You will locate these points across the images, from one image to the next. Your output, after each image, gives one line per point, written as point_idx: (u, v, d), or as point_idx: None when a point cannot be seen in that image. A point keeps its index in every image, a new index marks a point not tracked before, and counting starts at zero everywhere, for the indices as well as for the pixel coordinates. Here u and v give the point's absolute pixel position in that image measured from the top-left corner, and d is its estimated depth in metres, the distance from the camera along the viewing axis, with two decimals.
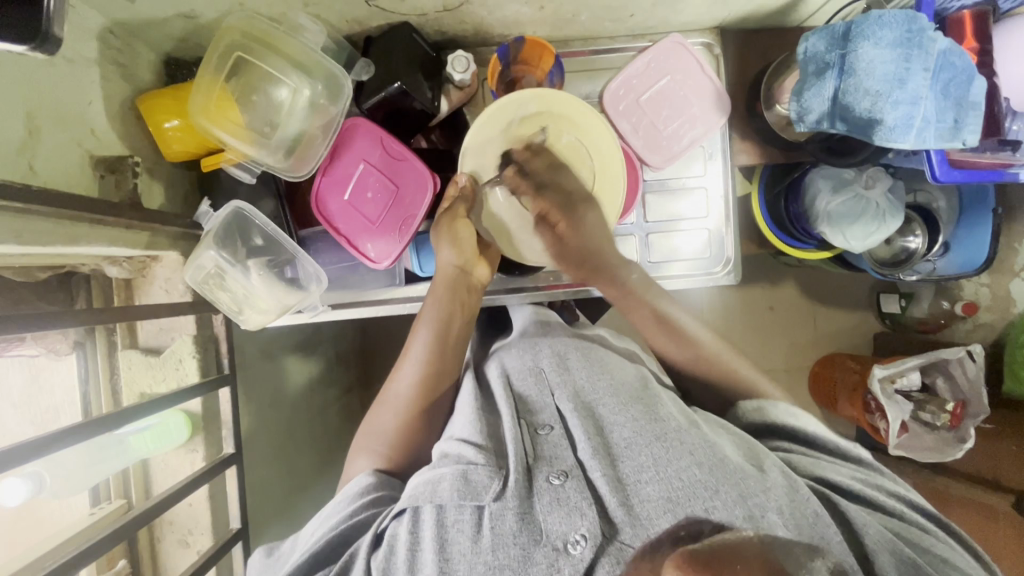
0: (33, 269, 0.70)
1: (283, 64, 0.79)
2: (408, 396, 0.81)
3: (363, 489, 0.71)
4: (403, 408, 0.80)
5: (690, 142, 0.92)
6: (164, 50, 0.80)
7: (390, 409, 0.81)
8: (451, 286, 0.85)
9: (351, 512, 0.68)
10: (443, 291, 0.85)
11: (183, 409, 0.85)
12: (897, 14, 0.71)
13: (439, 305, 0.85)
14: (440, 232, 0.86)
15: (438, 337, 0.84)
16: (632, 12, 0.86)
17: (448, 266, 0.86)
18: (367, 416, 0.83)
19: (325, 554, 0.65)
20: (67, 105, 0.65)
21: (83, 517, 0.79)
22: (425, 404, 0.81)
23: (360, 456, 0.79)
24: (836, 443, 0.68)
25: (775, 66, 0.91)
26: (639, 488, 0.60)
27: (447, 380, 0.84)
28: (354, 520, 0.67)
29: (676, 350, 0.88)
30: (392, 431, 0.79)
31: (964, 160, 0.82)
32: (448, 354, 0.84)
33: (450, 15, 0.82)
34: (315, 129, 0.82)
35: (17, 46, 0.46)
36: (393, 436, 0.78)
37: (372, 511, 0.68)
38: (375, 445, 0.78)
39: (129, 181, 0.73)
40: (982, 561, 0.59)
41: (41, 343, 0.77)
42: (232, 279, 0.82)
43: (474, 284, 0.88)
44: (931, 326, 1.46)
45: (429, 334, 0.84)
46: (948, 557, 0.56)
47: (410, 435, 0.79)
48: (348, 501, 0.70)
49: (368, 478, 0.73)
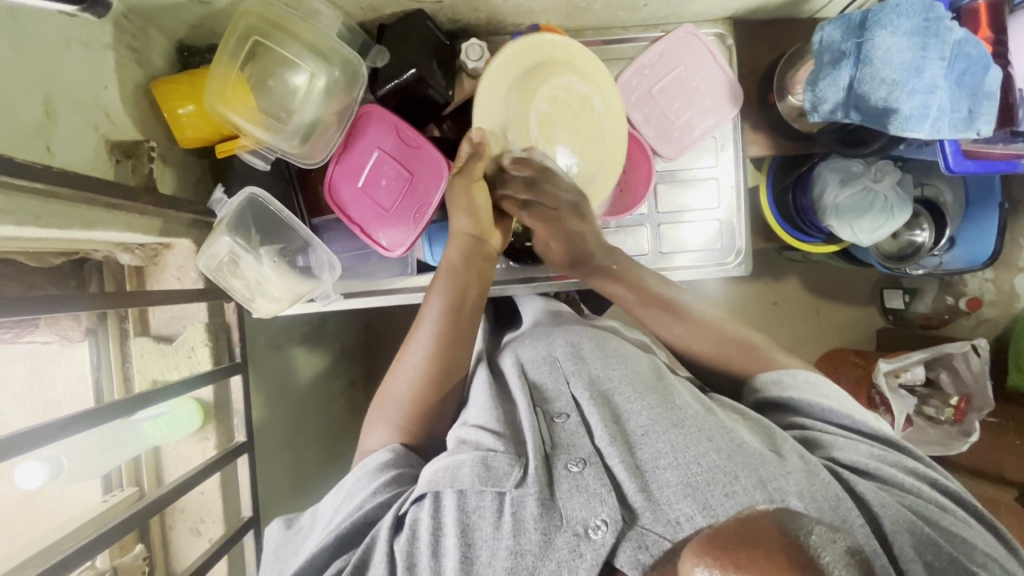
0: (47, 255, 0.70)
1: (299, 50, 0.79)
2: (423, 366, 0.79)
3: (383, 465, 0.71)
4: (419, 381, 0.78)
5: (702, 133, 0.92)
6: (177, 36, 0.79)
7: (405, 380, 0.79)
8: (466, 255, 0.83)
9: (374, 491, 0.67)
10: (460, 263, 0.82)
11: (195, 397, 0.85)
12: (914, 2, 0.71)
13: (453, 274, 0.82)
14: (457, 201, 0.82)
15: (452, 305, 0.81)
16: (646, 1, 0.86)
17: (463, 233, 0.83)
18: (381, 386, 0.82)
19: (349, 536, 0.65)
20: (83, 89, 0.65)
21: (97, 504, 0.79)
22: (442, 377, 0.79)
23: (374, 428, 0.78)
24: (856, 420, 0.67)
25: (787, 58, 0.91)
26: (658, 474, 0.60)
27: (462, 347, 0.81)
28: (376, 501, 0.66)
29: (683, 335, 0.85)
30: (412, 403, 0.77)
31: (978, 151, 0.82)
32: (465, 322, 0.81)
33: (465, 3, 0.82)
34: (330, 116, 0.82)
35: (68, 8, 0.45)
36: (412, 408, 0.77)
37: (394, 491, 0.68)
38: (392, 415, 0.77)
39: (146, 166, 0.73)
40: (1000, 537, 0.61)
41: (54, 329, 0.77)
42: (246, 265, 0.82)
43: (489, 252, 0.86)
44: (934, 321, 1.48)
45: (442, 301, 0.81)
46: (963, 534, 0.57)
47: (424, 410, 0.77)
48: (369, 477, 0.70)
49: (388, 452, 0.73)
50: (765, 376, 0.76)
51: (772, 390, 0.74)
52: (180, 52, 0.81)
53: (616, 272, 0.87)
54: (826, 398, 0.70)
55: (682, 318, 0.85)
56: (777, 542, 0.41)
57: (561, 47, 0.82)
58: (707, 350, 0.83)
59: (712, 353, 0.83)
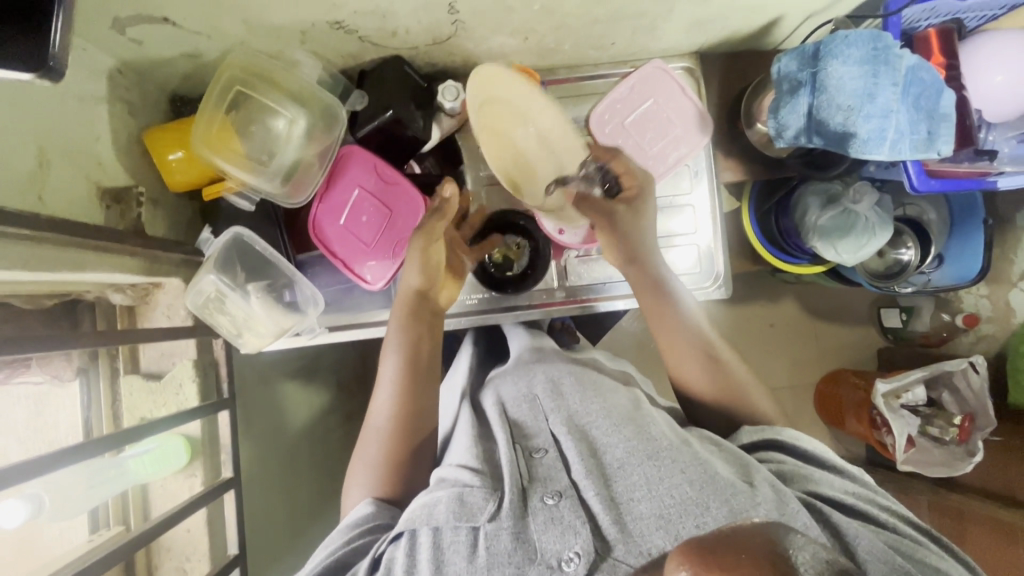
0: (40, 297, 0.73)
1: (281, 96, 0.83)
2: (387, 427, 0.79)
3: (361, 519, 0.71)
4: (387, 440, 0.78)
5: (675, 161, 0.95)
6: (169, 88, 0.84)
7: (372, 442, 0.79)
8: (414, 311, 0.84)
9: (349, 538, 0.68)
10: (409, 316, 0.83)
11: (183, 434, 0.86)
12: (862, 33, 0.75)
13: (406, 328, 0.83)
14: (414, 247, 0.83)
15: (409, 362, 0.82)
16: (613, 40, 0.91)
17: (410, 290, 0.84)
18: (354, 450, 0.82)
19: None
20: (75, 140, 0.69)
21: (82, 543, 0.79)
22: (408, 437, 0.79)
23: (353, 488, 0.78)
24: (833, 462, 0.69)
25: (753, 87, 0.95)
26: (632, 506, 0.61)
27: (422, 403, 0.81)
28: (352, 546, 0.67)
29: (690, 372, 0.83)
30: (382, 464, 0.77)
31: (943, 170, 0.84)
32: (424, 380, 0.82)
33: (439, 48, 0.87)
34: (311, 157, 0.86)
35: (23, 74, 0.48)
36: (384, 468, 0.77)
37: (369, 538, 0.68)
38: (368, 477, 0.77)
39: (133, 211, 0.77)
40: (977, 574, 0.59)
41: (46, 369, 0.79)
42: (232, 302, 0.85)
43: (438, 308, 0.87)
44: (934, 339, 1.46)
45: (398, 359, 0.82)
46: (935, 564, 0.57)
47: (401, 464, 0.77)
48: (345, 528, 0.70)
49: (368, 505, 0.73)
50: (750, 428, 0.76)
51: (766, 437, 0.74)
52: (172, 103, 0.86)
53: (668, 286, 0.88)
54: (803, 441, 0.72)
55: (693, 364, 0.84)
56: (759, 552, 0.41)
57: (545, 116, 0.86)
58: (712, 394, 0.82)
59: (709, 387, 0.82)
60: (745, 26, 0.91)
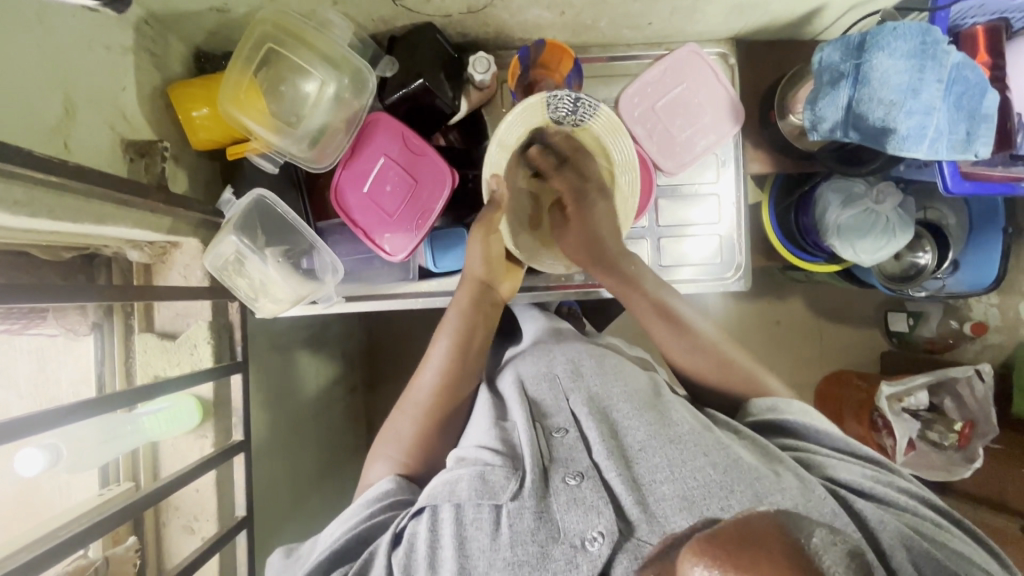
0: (58, 248, 0.72)
1: (310, 56, 0.81)
2: (426, 403, 0.79)
3: (381, 494, 0.70)
4: (420, 414, 0.78)
5: (703, 150, 0.94)
6: (194, 42, 0.82)
7: (407, 417, 0.78)
8: (475, 300, 0.85)
9: (370, 513, 0.68)
10: (467, 305, 0.85)
11: (195, 394, 0.86)
12: (911, 26, 0.73)
13: (465, 316, 0.84)
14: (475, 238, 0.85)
15: (459, 346, 0.82)
16: (650, 20, 0.89)
17: (474, 278, 0.86)
18: (384, 421, 0.81)
19: (345, 551, 0.65)
20: (102, 89, 0.67)
21: (93, 497, 0.79)
22: (438, 415, 0.79)
23: (377, 462, 0.76)
24: (845, 442, 0.68)
25: (789, 77, 0.93)
26: (654, 487, 0.61)
27: (462, 386, 0.81)
28: (372, 522, 0.67)
29: (693, 352, 0.83)
30: (411, 439, 0.76)
31: (977, 172, 0.82)
32: (469, 362, 0.83)
33: (473, 17, 0.85)
34: (339, 122, 0.84)
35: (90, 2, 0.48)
36: (413, 443, 0.76)
37: (391, 514, 0.68)
38: (394, 451, 0.76)
39: (158, 165, 0.74)
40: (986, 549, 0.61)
41: (61, 322, 0.79)
42: (251, 265, 0.84)
43: (496, 300, 0.88)
44: (938, 345, 1.44)
45: (450, 343, 0.82)
46: (959, 550, 0.56)
47: (427, 442, 0.77)
48: (366, 503, 0.70)
49: (391, 481, 0.72)
50: (760, 400, 0.76)
51: (767, 415, 0.73)
52: (196, 58, 0.85)
53: (629, 276, 0.88)
54: (821, 421, 0.70)
55: (687, 337, 0.84)
56: (777, 546, 0.41)
57: (606, 129, 0.84)
58: (708, 371, 0.82)
59: (731, 378, 0.81)
60: (786, 13, 0.89)
